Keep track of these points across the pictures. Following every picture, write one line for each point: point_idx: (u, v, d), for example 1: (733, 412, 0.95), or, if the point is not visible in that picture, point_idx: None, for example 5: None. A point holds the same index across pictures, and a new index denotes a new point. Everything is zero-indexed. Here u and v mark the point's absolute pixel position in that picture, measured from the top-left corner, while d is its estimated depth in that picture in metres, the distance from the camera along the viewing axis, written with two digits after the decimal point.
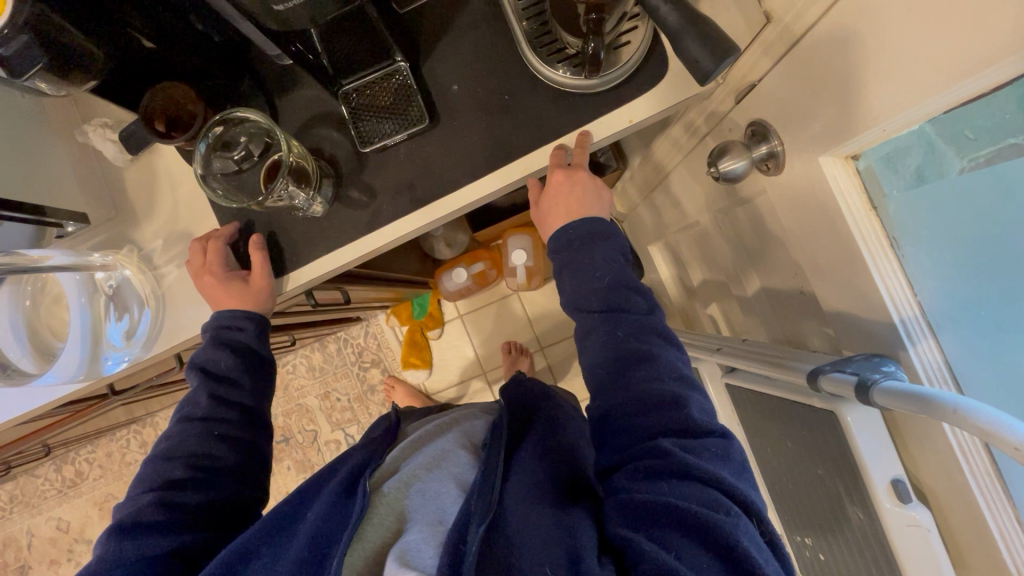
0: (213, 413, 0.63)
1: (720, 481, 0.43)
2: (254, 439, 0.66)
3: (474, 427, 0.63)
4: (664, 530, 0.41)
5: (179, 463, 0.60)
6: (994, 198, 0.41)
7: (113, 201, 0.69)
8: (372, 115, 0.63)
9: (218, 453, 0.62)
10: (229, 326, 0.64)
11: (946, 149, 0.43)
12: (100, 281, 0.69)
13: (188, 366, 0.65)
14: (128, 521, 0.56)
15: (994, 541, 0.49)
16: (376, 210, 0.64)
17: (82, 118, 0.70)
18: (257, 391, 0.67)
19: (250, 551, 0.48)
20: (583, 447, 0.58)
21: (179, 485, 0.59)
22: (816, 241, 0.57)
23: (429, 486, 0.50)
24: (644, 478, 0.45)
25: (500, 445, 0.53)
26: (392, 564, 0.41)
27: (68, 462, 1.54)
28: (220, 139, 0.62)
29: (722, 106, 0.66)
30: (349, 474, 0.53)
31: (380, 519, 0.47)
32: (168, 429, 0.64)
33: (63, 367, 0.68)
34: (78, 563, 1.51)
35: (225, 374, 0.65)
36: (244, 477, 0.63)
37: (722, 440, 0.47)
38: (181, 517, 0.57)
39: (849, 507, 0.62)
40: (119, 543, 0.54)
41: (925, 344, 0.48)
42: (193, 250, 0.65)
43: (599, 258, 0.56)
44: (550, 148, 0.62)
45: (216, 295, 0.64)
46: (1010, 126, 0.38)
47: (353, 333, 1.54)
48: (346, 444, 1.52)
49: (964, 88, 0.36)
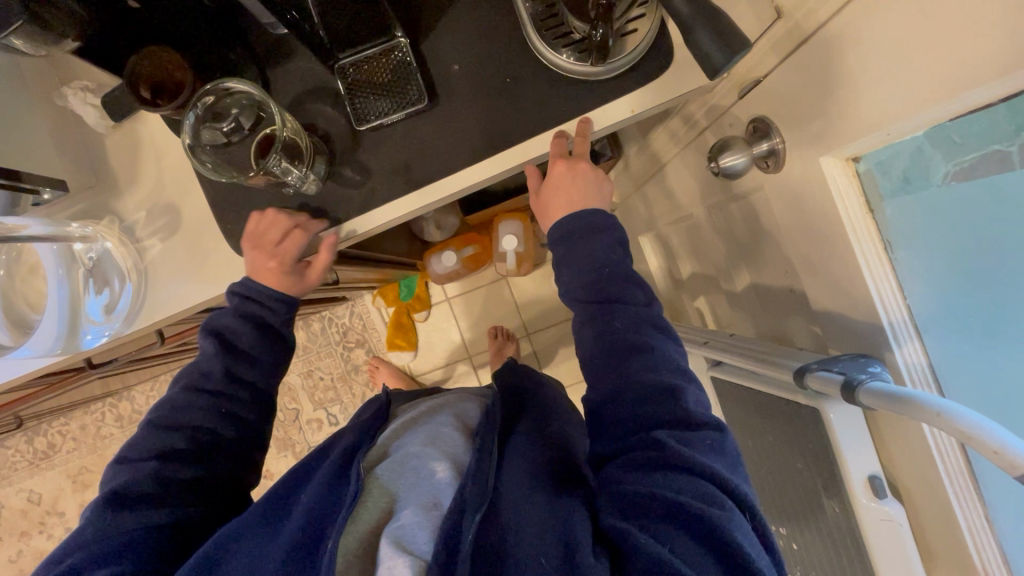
0: (225, 389, 0.61)
1: (713, 475, 0.44)
2: (258, 420, 0.64)
3: (467, 410, 0.64)
4: (657, 523, 0.42)
5: (180, 433, 0.58)
6: (987, 208, 0.41)
7: (92, 169, 0.66)
8: (368, 91, 0.61)
9: (220, 429, 0.60)
10: (263, 304, 0.63)
11: (946, 153, 0.43)
12: (79, 252, 0.65)
13: (202, 330, 0.63)
14: (123, 489, 0.54)
15: (962, 535, 0.51)
16: (370, 189, 0.63)
17: (60, 80, 0.66)
18: (270, 373, 0.65)
19: (238, 532, 0.48)
20: (575, 436, 0.58)
21: (175, 457, 0.57)
22: (812, 241, 0.58)
23: (423, 466, 0.50)
24: (637, 469, 0.46)
25: (492, 432, 0.53)
26: (387, 547, 0.42)
27: (40, 434, 1.51)
28: (210, 109, 0.59)
29: (723, 101, 0.65)
30: (341, 455, 0.53)
31: (373, 502, 0.47)
32: (172, 393, 0.61)
33: (38, 341, 0.64)
34: (50, 536, 1.49)
35: (243, 349, 0.63)
36: (241, 458, 0.62)
37: (717, 432, 0.48)
38: (174, 491, 0.55)
39: (826, 500, 0.64)
40: (112, 511, 0.52)
41: (910, 347, 0.50)
42: (266, 212, 0.61)
43: (598, 250, 0.55)
44: (550, 135, 0.61)
45: (266, 276, 0.62)
46: (1007, 138, 0.38)
47: (337, 312, 1.52)
48: (328, 423, 1.52)
49: (963, 101, 0.37)
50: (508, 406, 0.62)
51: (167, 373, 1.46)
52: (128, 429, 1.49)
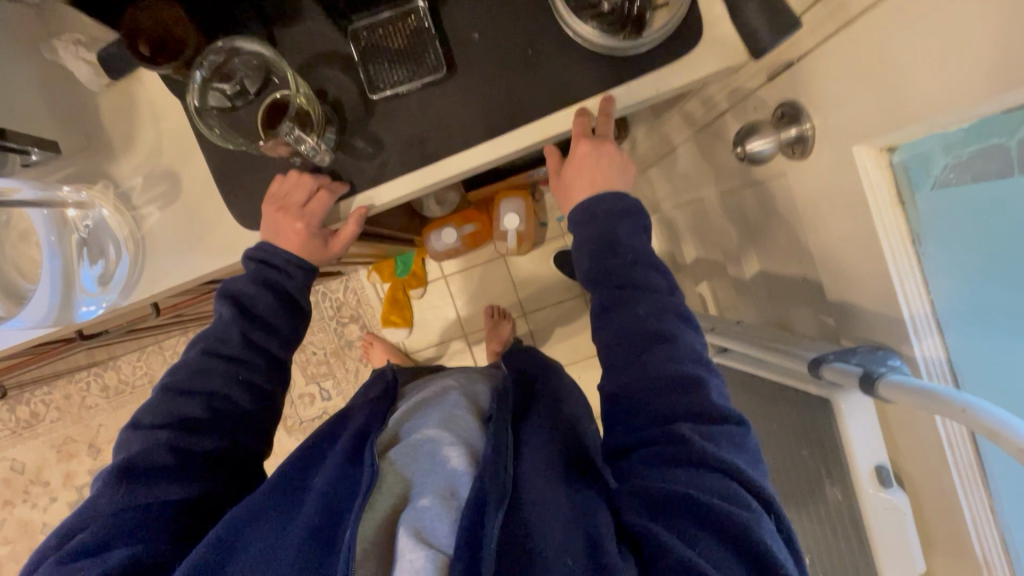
0: (243, 356, 0.58)
1: (738, 473, 0.44)
2: (275, 390, 0.61)
3: (477, 392, 0.64)
4: (682, 523, 0.43)
5: (198, 400, 0.55)
6: (1003, 214, 0.43)
7: (85, 130, 0.63)
8: (383, 59, 0.58)
9: (238, 399, 0.57)
10: (282, 269, 0.60)
11: (983, 151, 0.43)
12: (72, 219, 0.62)
13: (220, 293, 0.60)
14: (136, 459, 0.51)
15: (965, 524, 0.53)
16: (383, 161, 0.60)
17: (47, 32, 0.62)
18: (289, 344, 0.62)
19: (248, 516, 0.46)
20: (585, 422, 0.58)
21: (192, 426, 0.54)
22: (834, 231, 0.57)
23: (439, 452, 0.51)
24: (659, 465, 0.46)
25: (507, 420, 0.54)
26: (408, 539, 0.42)
27: (22, 402, 1.47)
28: (218, 69, 0.55)
29: (749, 83, 0.63)
30: (354, 439, 0.53)
31: (388, 487, 0.48)
32: (188, 357, 0.58)
33: (31, 312, 0.60)
34: (34, 505, 1.47)
35: (262, 316, 0.60)
36: (257, 428, 0.59)
37: (739, 428, 0.48)
38: (191, 463, 0.53)
39: (828, 487, 0.65)
40: (124, 484, 0.50)
41: (931, 341, 0.50)
42: (289, 173, 0.59)
43: (623, 233, 0.56)
44: (571, 111, 0.59)
45: (292, 238, 0.59)
46: (1008, 132, 0.40)
47: (331, 286, 1.49)
48: (320, 398, 1.50)
49: (1009, 97, 0.36)
50: (521, 393, 0.62)
51: (155, 344, 1.42)
52: (114, 400, 1.45)
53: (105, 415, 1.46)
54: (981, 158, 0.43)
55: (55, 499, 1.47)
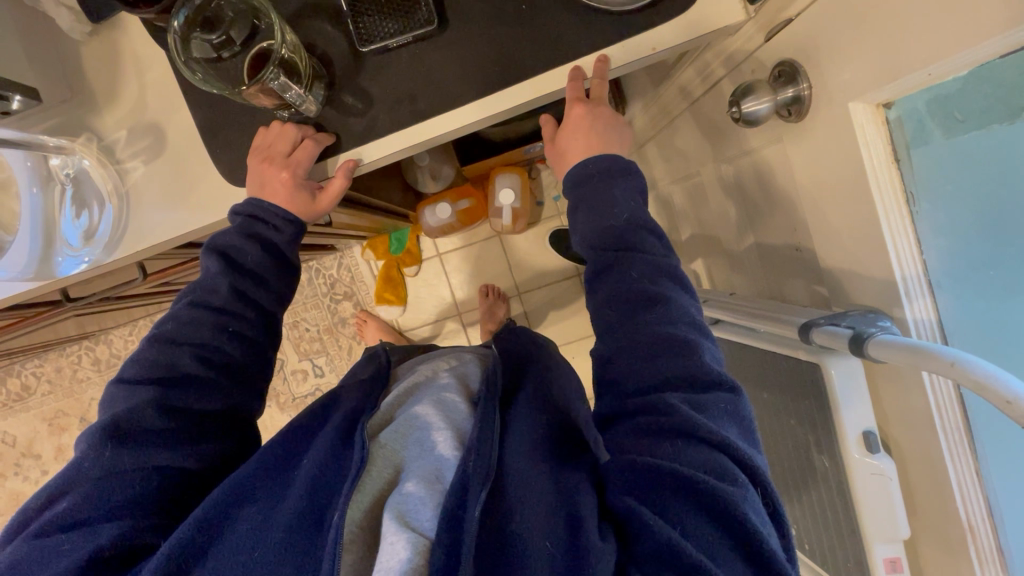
0: (232, 308, 0.57)
1: (727, 446, 0.44)
2: (264, 344, 0.60)
3: (469, 372, 0.64)
4: (667, 499, 0.42)
5: (188, 351, 0.54)
6: (1001, 185, 0.43)
7: (68, 81, 0.62)
8: (373, 10, 0.57)
9: (229, 350, 0.56)
10: (270, 222, 0.60)
11: (982, 126, 0.42)
12: (54, 168, 0.62)
13: (206, 247, 0.59)
14: (123, 420, 0.50)
15: (950, 489, 0.53)
16: (373, 119, 0.59)
17: None
18: (279, 297, 0.62)
19: (237, 496, 0.46)
20: (577, 400, 0.57)
21: (180, 382, 0.53)
22: (828, 196, 0.56)
23: (427, 437, 0.50)
24: (647, 438, 0.46)
25: (495, 402, 0.53)
26: (391, 523, 0.42)
27: (13, 374, 1.46)
28: (201, 14, 0.54)
29: (748, 44, 0.61)
30: (344, 420, 0.53)
31: (378, 471, 0.48)
32: (177, 309, 0.57)
33: (13, 261, 0.61)
34: (26, 478, 1.48)
35: (250, 270, 0.59)
36: (246, 383, 0.58)
37: (732, 395, 0.47)
38: (182, 424, 0.52)
39: (816, 456, 0.65)
40: (110, 446, 0.49)
41: (922, 303, 0.50)
42: (272, 126, 0.59)
43: (617, 194, 0.55)
44: (566, 70, 0.57)
45: (278, 188, 0.59)
46: (1012, 116, 0.40)
47: (325, 263, 1.48)
48: (314, 375, 1.50)
49: (1007, 39, 0.35)
50: (512, 371, 0.61)
51: (146, 319, 1.41)
52: (105, 373, 1.45)
53: (97, 388, 1.45)
54: (983, 143, 0.43)
55: (46, 471, 1.47)
